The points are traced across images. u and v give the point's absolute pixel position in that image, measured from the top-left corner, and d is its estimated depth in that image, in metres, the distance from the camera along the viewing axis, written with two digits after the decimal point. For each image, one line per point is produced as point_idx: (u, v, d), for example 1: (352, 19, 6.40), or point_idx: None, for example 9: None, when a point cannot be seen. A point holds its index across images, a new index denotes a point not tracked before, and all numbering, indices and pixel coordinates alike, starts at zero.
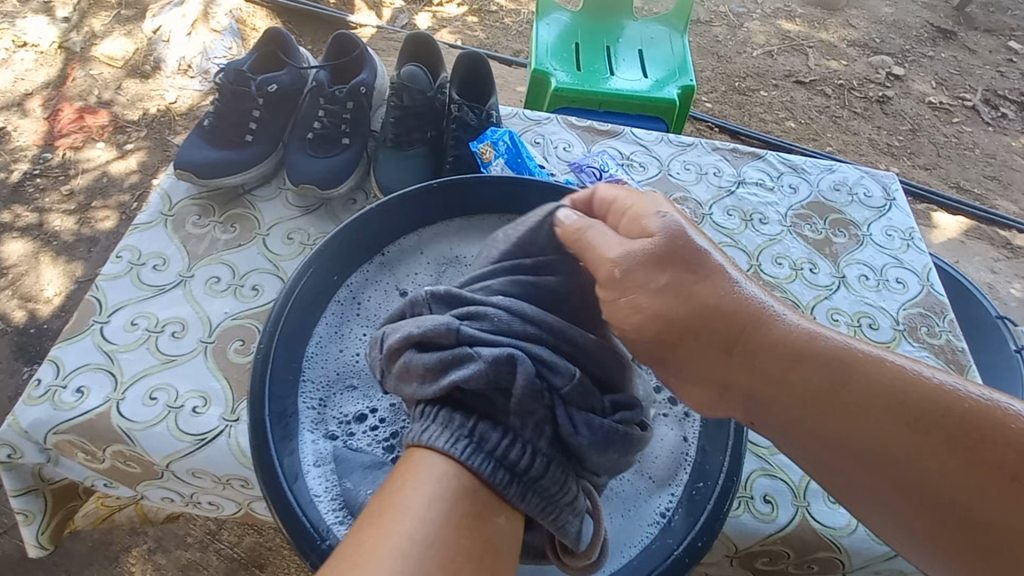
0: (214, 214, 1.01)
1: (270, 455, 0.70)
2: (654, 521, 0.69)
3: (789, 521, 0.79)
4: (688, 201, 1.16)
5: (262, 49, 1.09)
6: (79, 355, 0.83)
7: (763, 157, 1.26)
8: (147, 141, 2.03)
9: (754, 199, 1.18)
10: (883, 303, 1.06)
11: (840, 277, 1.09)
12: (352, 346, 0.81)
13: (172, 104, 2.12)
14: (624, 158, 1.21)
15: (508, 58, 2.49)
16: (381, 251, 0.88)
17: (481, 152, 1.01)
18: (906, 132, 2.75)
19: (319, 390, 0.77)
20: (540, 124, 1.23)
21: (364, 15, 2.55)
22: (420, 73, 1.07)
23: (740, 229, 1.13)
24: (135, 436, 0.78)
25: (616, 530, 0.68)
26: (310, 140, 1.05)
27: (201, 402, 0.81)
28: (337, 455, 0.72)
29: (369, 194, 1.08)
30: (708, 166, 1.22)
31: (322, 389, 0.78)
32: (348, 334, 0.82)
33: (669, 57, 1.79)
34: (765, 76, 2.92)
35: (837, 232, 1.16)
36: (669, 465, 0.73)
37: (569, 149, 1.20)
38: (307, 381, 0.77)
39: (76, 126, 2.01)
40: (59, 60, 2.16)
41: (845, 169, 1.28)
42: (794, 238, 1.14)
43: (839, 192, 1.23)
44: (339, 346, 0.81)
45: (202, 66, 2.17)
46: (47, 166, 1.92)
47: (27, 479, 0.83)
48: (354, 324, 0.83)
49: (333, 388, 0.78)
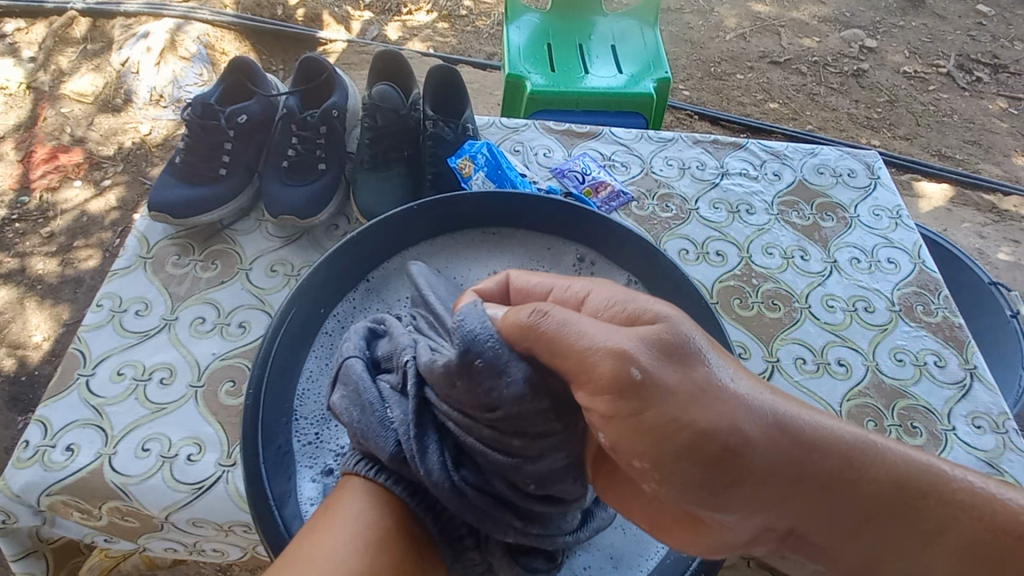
0: (194, 252, 0.99)
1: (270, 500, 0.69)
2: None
3: None
4: (673, 197, 1.15)
5: (229, 79, 1.07)
6: (65, 412, 0.81)
7: (745, 146, 1.25)
8: (125, 175, 2.00)
9: (740, 189, 1.17)
10: (877, 285, 1.05)
11: (831, 262, 1.08)
12: None
13: (147, 136, 2.09)
14: (606, 159, 1.19)
15: (483, 62, 2.47)
16: (366, 276, 0.86)
17: (460, 167, 1.00)
18: (885, 103, 2.76)
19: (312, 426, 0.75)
20: (518, 132, 1.22)
21: (334, 30, 2.52)
22: (393, 92, 1.04)
23: (727, 222, 1.12)
24: (132, 491, 0.76)
25: (631, 544, 0.69)
26: (286, 168, 1.03)
27: (195, 449, 0.80)
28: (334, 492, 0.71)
29: (351, 219, 1.07)
30: (690, 160, 1.21)
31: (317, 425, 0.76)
32: None
33: (642, 50, 1.78)
34: (740, 58, 2.92)
35: (825, 216, 1.15)
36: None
37: (550, 155, 1.19)
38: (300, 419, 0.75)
39: (51, 167, 1.98)
40: (28, 101, 2.12)
41: (827, 151, 1.27)
42: (783, 226, 1.12)
43: (823, 175, 1.23)
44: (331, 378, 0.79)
45: (174, 95, 2.14)
46: (26, 210, 1.88)
47: (25, 542, 0.81)
48: None
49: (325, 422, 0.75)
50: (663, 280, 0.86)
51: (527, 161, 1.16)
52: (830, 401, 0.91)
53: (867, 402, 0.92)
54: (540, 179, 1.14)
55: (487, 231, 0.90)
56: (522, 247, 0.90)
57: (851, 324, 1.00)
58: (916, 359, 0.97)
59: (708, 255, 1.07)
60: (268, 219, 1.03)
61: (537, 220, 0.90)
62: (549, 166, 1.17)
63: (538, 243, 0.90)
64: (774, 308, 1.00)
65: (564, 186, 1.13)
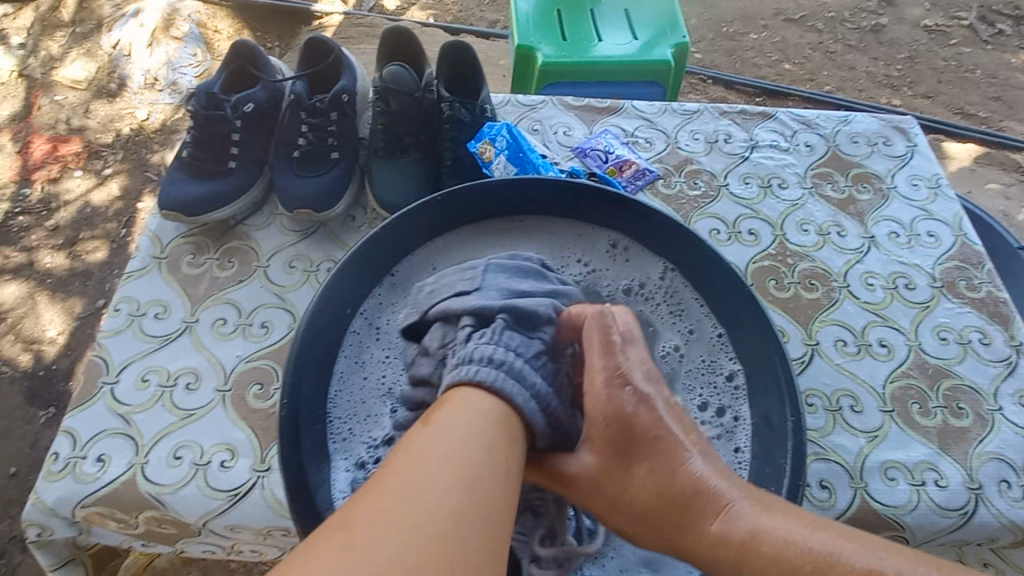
0: (209, 251, 0.95)
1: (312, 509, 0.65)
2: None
3: (849, 505, 0.79)
4: (702, 174, 1.10)
5: (230, 65, 1.01)
6: (93, 422, 0.80)
7: (775, 116, 1.19)
8: (125, 164, 1.94)
9: (771, 162, 1.12)
10: (917, 260, 1.02)
11: (869, 238, 1.04)
12: (375, 374, 0.76)
13: (144, 121, 2.02)
14: (629, 135, 1.14)
15: (486, 31, 2.37)
16: (390, 271, 0.82)
17: (481, 151, 0.95)
18: (905, 60, 2.64)
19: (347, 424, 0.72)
20: (536, 109, 1.16)
21: (329, 2, 2.41)
22: (405, 74, 0.98)
23: (759, 198, 1.07)
24: (167, 501, 0.75)
25: None
26: (297, 158, 0.99)
27: (228, 455, 0.78)
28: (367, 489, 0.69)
29: (367, 208, 1.02)
30: (718, 133, 1.15)
31: (349, 424, 0.73)
32: (369, 362, 0.77)
33: (657, 12, 1.69)
34: (752, 17, 2.79)
35: (861, 188, 1.11)
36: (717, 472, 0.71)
37: (570, 133, 1.13)
38: (333, 419, 0.73)
39: (50, 157, 1.92)
40: (21, 90, 2.04)
41: (860, 118, 1.21)
42: (817, 201, 1.08)
43: (857, 144, 1.17)
44: (363, 377, 0.76)
45: (169, 78, 2.06)
46: (28, 203, 1.84)
47: (62, 551, 0.81)
48: (374, 351, 0.78)
49: (360, 420, 0.73)
50: (700, 263, 0.82)
51: (547, 141, 1.11)
52: (873, 383, 0.89)
53: (912, 383, 0.89)
54: (561, 159, 1.09)
55: (514, 219, 0.87)
56: (551, 235, 0.87)
57: (891, 302, 0.97)
58: (960, 337, 0.94)
59: (740, 234, 1.02)
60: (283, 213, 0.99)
61: (567, 205, 0.86)
62: (570, 145, 1.11)
63: (568, 230, 0.87)
64: (812, 288, 0.97)
65: (586, 166, 1.08)
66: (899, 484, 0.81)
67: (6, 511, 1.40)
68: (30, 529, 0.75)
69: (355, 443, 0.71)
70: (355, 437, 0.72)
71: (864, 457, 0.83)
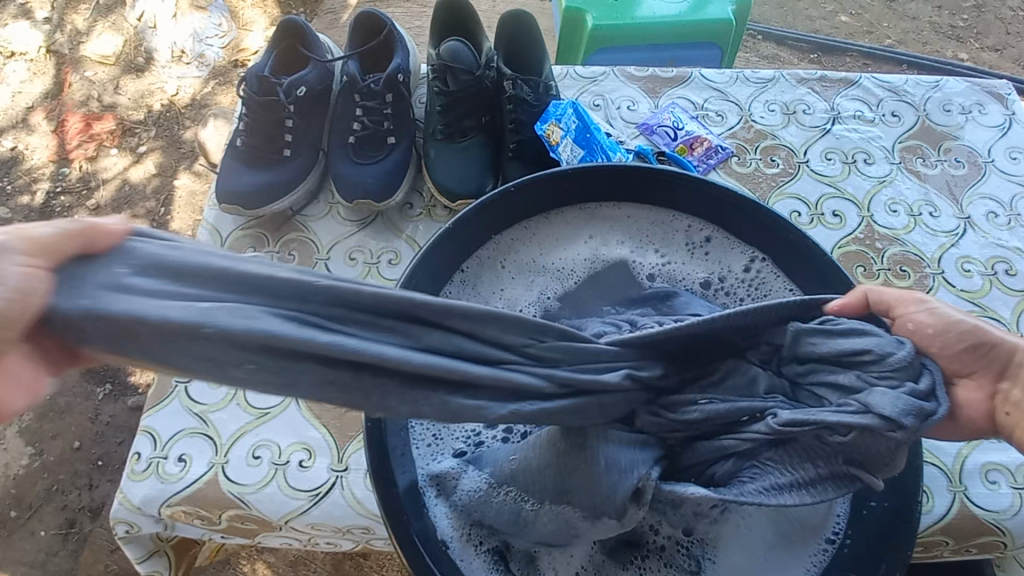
0: (269, 243, 0.93)
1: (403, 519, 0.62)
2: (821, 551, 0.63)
3: (947, 510, 0.74)
4: (779, 150, 1.02)
5: (280, 45, 0.96)
6: (171, 422, 0.80)
7: (857, 84, 1.09)
8: (159, 141, 1.91)
9: (854, 135, 1.04)
10: (1018, 243, 0.93)
11: (965, 218, 0.96)
12: None
13: (174, 96, 1.98)
14: (698, 108, 1.06)
15: None
16: (459, 269, 0.78)
17: (548, 133, 0.89)
18: (973, 8, 2.41)
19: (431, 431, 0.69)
20: (597, 82, 1.08)
21: None
22: (464, 50, 0.93)
23: (843, 175, 1.00)
24: (250, 500, 0.75)
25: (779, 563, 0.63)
26: (353, 144, 0.95)
27: (306, 455, 0.78)
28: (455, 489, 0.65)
29: (425, 194, 0.98)
30: (796, 103, 1.07)
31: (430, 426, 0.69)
32: None
33: None
34: None
35: (955, 163, 1.01)
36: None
37: (635, 107, 1.06)
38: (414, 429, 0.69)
39: (85, 136, 1.90)
40: (50, 65, 2.00)
41: (953, 83, 1.10)
42: (907, 177, 1.00)
43: (949, 113, 1.07)
44: None
45: (196, 50, 2.01)
46: (68, 182, 1.83)
47: (148, 543, 0.83)
48: None
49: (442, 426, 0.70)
50: (793, 247, 0.75)
51: (610, 117, 1.04)
52: None
53: None
54: (626, 137, 1.02)
55: (584, 207, 0.82)
56: (626, 225, 0.82)
57: (990, 289, 0.90)
58: None
59: (823, 216, 0.96)
60: (340, 201, 0.95)
61: (642, 190, 0.81)
62: (636, 121, 1.04)
63: (642, 216, 0.82)
64: (903, 275, 0.91)
65: (653, 145, 1.02)
66: (1002, 487, 0.75)
67: (72, 484, 1.37)
68: (119, 526, 0.77)
69: (439, 449, 0.68)
70: (440, 446, 0.69)
71: (964, 457, 0.77)
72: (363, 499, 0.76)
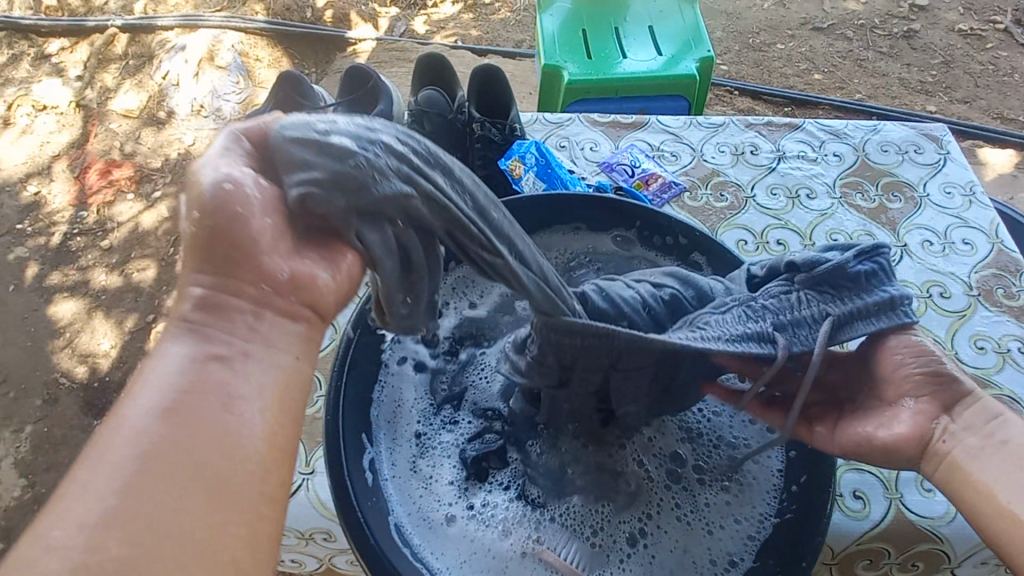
0: None
1: (350, 499, 0.69)
2: (735, 560, 0.68)
3: (883, 516, 0.76)
4: (727, 185, 1.11)
5: (278, 95, 1.09)
6: None
7: (801, 127, 1.20)
8: (173, 186, 2.04)
9: (798, 173, 1.13)
10: (952, 269, 1.00)
11: (901, 246, 1.03)
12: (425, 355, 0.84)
13: (191, 146, 2.13)
14: (655, 149, 1.17)
15: (511, 50, 2.41)
16: None
17: (510, 169, 1.00)
18: (938, 66, 2.52)
19: (403, 421, 0.78)
20: (563, 127, 1.20)
21: (361, 29, 2.47)
22: (439, 97, 1.05)
23: (787, 208, 1.08)
24: None
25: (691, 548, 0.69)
26: None
27: None
28: (427, 484, 0.75)
29: None
30: (745, 145, 1.17)
31: (389, 407, 0.79)
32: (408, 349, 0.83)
33: (681, 28, 1.70)
34: (778, 27, 2.68)
35: (892, 197, 1.09)
36: (749, 495, 0.72)
37: (596, 148, 1.16)
38: (374, 431, 0.76)
39: (105, 182, 2.03)
40: (79, 119, 2.16)
41: (890, 127, 1.20)
42: (847, 210, 1.08)
43: (887, 153, 1.16)
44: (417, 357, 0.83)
45: (214, 105, 2.19)
46: (85, 225, 1.95)
47: None
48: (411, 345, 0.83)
49: (406, 409, 0.79)
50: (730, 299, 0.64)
51: (574, 157, 1.15)
52: None
53: None
54: (588, 174, 1.12)
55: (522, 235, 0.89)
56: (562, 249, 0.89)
57: (926, 311, 0.96)
58: (999, 347, 0.92)
59: (768, 244, 1.04)
60: None
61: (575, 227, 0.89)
62: (597, 160, 1.15)
63: (581, 242, 0.89)
64: None
65: (612, 181, 1.11)
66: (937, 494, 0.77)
67: None
68: None
69: (398, 447, 0.76)
70: (397, 439, 0.77)
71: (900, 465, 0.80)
72: (326, 501, 0.80)
